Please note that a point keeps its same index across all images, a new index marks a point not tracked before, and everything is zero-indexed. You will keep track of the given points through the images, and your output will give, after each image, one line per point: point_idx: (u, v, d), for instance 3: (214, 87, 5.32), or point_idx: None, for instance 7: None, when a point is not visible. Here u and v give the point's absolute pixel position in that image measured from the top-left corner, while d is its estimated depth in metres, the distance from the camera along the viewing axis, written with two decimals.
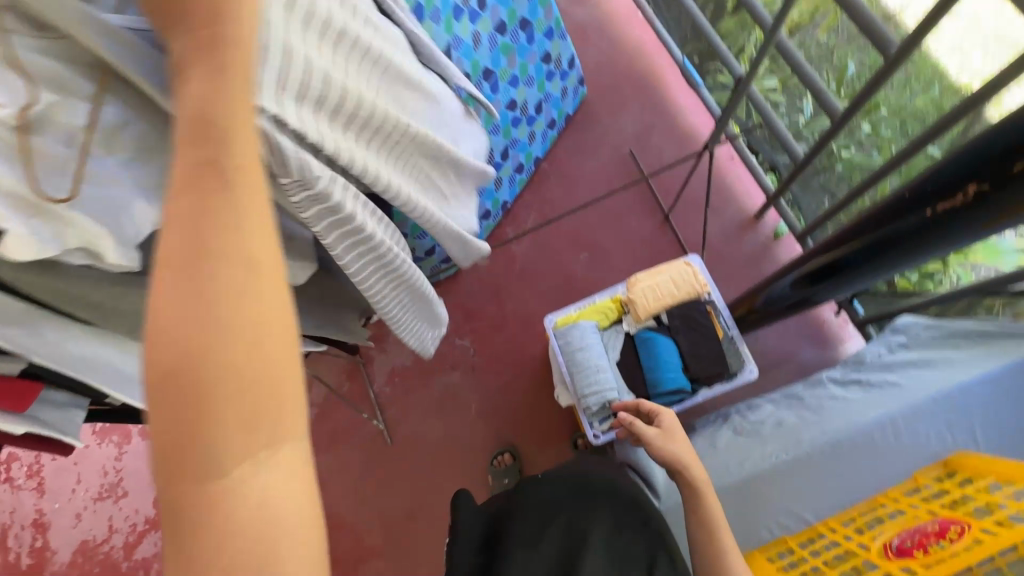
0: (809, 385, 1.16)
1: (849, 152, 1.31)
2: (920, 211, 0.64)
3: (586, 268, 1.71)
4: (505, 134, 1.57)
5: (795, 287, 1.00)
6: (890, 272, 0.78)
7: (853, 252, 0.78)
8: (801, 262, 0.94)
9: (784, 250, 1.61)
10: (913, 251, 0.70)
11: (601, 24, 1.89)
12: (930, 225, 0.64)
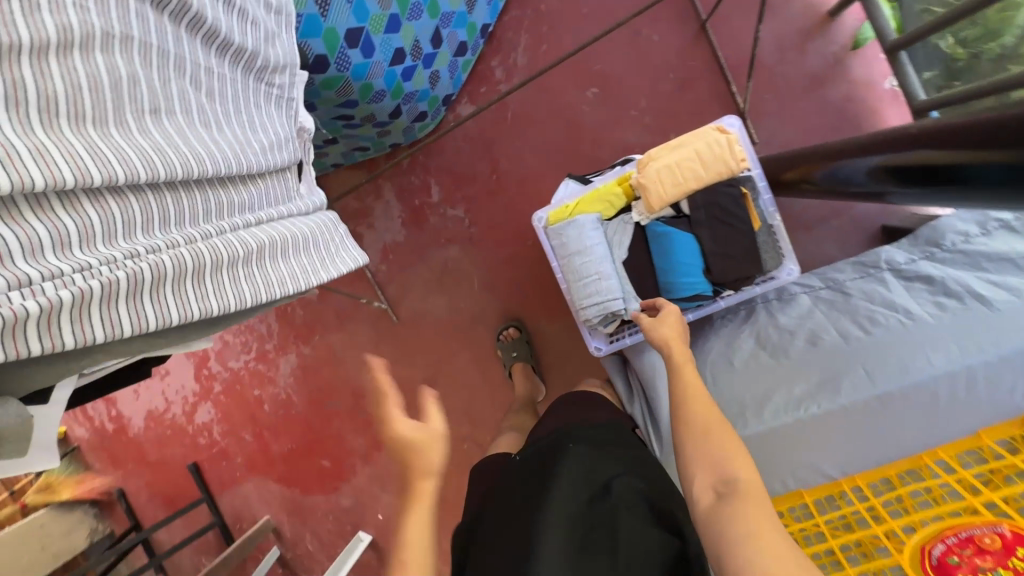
0: (862, 274, 1.00)
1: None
2: None
3: (594, 110, 1.35)
4: None
5: (879, 175, 0.72)
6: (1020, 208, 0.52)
7: (990, 165, 0.50)
8: (904, 149, 0.65)
9: (862, 63, 1.20)
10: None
11: None
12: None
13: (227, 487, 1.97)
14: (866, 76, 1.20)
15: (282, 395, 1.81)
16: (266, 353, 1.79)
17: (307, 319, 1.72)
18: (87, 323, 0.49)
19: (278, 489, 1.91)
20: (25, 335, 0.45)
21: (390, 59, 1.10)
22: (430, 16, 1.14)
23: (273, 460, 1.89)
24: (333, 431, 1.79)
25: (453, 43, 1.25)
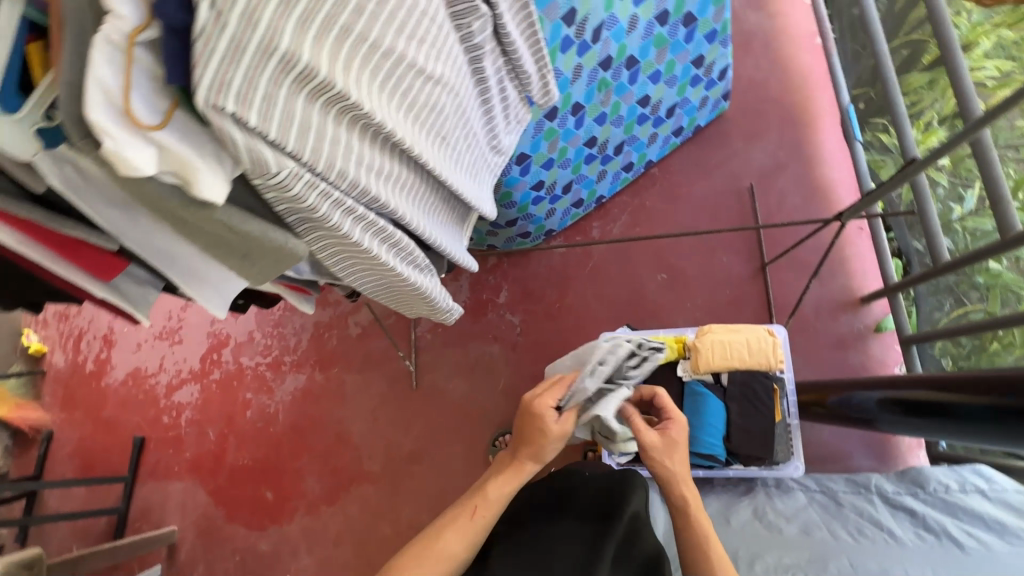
0: (854, 490, 1.09)
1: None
2: None
3: (658, 290, 1.62)
4: (626, 128, 1.50)
5: (885, 406, 0.90)
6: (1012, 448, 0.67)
7: (981, 406, 0.69)
8: (913, 387, 0.84)
9: (881, 346, 1.45)
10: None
11: (769, 39, 1.71)
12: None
13: (157, 477, 1.86)
14: (881, 358, 1.44)
15: (271, 409, 1.82)
16: (280, 364, 1.85)
17: (335, 350, 1.81)
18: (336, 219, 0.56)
19: (205, 502, 1.80)
20: (306, 194, 0.51)
21: (532, 184, 1.42)
22: (571, 171, 1.49)
23: (220, 469, 1.81)
24: (296, 466, 1.75)
25: (575, 196, 1.59)
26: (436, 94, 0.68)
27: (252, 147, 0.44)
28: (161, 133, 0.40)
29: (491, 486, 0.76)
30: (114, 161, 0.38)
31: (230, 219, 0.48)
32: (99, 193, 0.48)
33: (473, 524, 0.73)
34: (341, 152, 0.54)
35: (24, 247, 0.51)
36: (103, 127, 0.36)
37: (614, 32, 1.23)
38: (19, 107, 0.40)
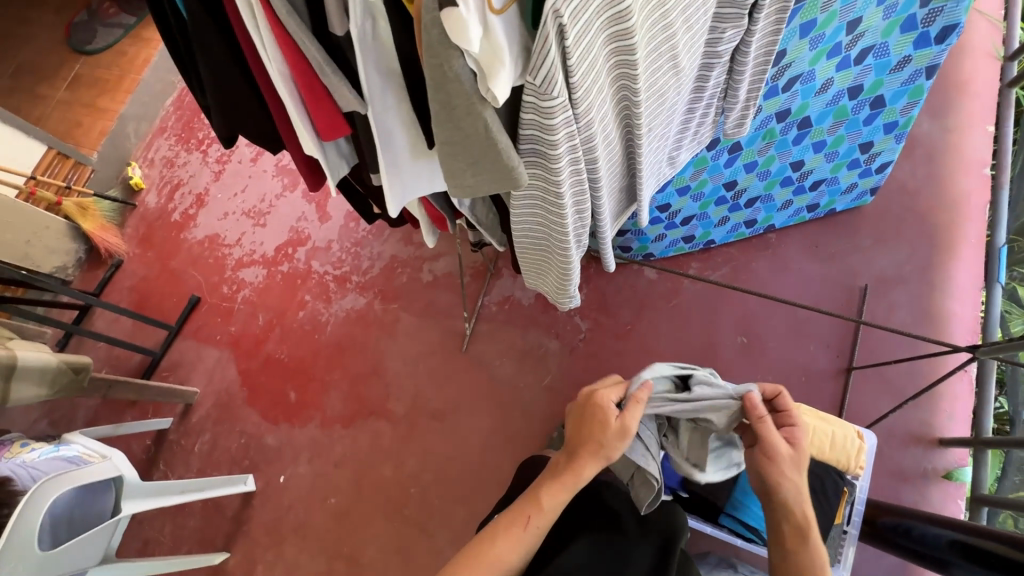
0: None
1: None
2: None
3: (731, 351, 1.58)
4: (767, 185, 1.46)
5: (950, 548, 0.85)
6: None
7: None
8: (987, 537, 0.80)
9: (941, 494, 1.37)
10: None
11: (935, 151, 1.65)
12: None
13: (197, 339, 1.93)
14: (940, 506, 1.37)
15: (322, 318, 1.86)
16: (346, 280, 1.88)
17: (401, 287, 1.84)
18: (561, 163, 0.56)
19: (231, 379, 1.85)
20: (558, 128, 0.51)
21: (659, 204, 1.42)
22: (698, 206, 1.47)
23: (256, 354, 1.87)
24: (326, 379, 1.79)
25: (690, 231, 1.56)
26: (671, 77, 0.67)
27: (552, 69, 0.44)
28: (495, 17, 0.40)
29: (546, 496, 0.72)
30: (453, 26, 0.38)
31: (491, 123, 0.48)
32: (374, 57, 0.50)
33: (525, 532, 0.71)
34: (596, 100, 0.54)
35: (283, 81, 0.53)
36: None
37: (805, 88, 1.20)
38: None
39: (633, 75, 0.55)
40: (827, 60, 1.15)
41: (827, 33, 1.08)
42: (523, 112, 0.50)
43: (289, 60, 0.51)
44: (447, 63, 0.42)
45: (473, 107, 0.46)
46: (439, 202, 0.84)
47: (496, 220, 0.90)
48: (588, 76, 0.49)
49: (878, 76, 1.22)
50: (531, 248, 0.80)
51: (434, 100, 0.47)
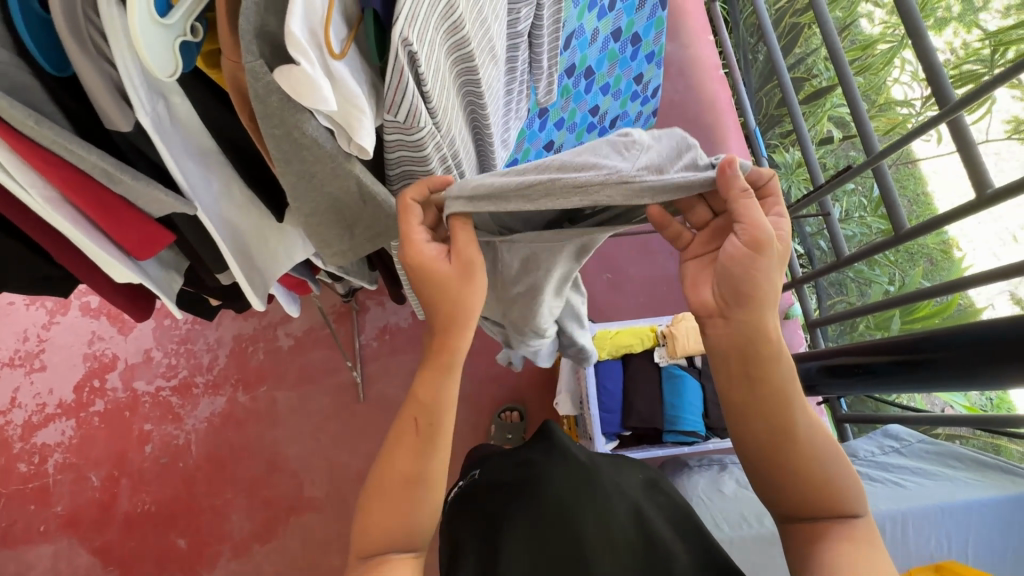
0: None
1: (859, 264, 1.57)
2: (995, 344, 0.66)
3: (604, 290, 1.72)
4: (577, 134, 1.58)
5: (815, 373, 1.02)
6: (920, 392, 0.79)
7: (887, 362, 0.81)
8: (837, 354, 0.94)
9: (786, 331, 1.72)
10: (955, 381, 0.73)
11: (684, 67, 1.94)
12: (1001, 358, 0.65)
13: (11, 544, 1.45)
14: (789, 341, 1.71)
15: (179, 440, 1.54)
16: (190, 386, 1.57)
17: (262, 366, 1.60)
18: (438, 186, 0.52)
19: (88, 566, 1.45)
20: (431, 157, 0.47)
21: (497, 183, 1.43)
22: None
23: (110, 521, 1.48)
24: (217, 503, 1.50)
25: None
26: (494, 61, 0.65)
27: (414, 100, 0.39)
28: (340, 65, 0.33)
29: (421, 385, 0.52)
30: (300, 86, 0.31)
31: (363, 176, 0.42)
32: (179, 140, 0.39)
33: (421, 439, 0.52)
34: (451, 112, 0.50)
35: (58, 212, 0.39)
36: (297, 42, 0.30)
37: (580, 41, 1.30)
38: (168, 12, 0.30)
39: (476, 78, 0.53)
40: (590, 13, 1.25)
41: None
42: (388, 149, 0.45)
43: (55, 184, 0.38)
44: (294, 126, 0.35)
45: (340, 167, 0.39)
46: (299, 269, 0.73)
47: (365, 265, 0.80)
48: (441, 93, 0.45)
49: (630, 17, 1.40)
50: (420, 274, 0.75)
51: (287, 171, 0.39)
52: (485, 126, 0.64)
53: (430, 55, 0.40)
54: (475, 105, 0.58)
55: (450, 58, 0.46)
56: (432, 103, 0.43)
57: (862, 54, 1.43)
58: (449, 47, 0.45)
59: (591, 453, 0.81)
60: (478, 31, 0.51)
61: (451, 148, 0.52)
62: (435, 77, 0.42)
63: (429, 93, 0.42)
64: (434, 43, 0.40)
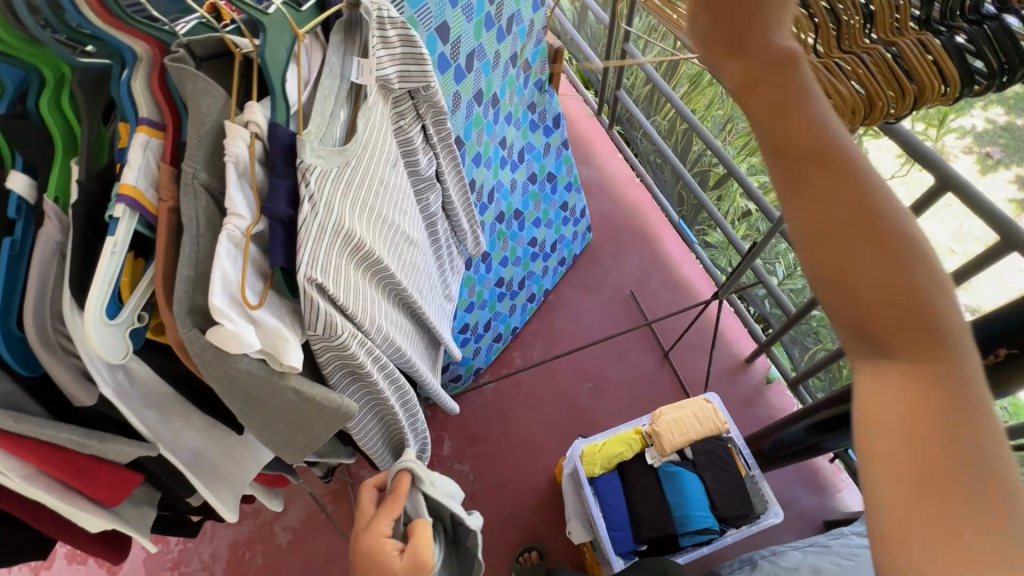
0: (833, 536, 1.06)
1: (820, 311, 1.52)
2: None
3: (589, 399, 1.74)
4: (524, 266, 1.73)
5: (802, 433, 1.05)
6: None
7: None
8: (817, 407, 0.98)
9: (774, 395, 1.74)
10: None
11: (603, 184, 2.20)
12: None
13: None
14: (779, 403, 1.72)
15: None
16: None
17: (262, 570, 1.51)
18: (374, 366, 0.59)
19: None
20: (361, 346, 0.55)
21: (459, 327, 1.52)
22: (488, 309, 1.64)
23: None
24: None
25: (494, 331, 1.71)
26: (413, 250, 0.78)
27: (328, 316, 0.49)
28: (257, 311, 0.42)
29: None
30: (228, 341, 0.40)
31: (300, 384, 0.49)
32: (139, 398, 0.46)
33: None
34: (373, 307, 0.59)
35: (33, 485, 0.44)
36: (220, 308, 0.39)
37: (502, 192, 1.50)
38: (119, 312, 0.39)
39: (391, 273, 0.64)
40: (503, 170, 1.47)
41: (492, 155, 1.38)
42: (318, 353, 0.53)
43: (31, 462, 0.43)
44: (231, 365, 0.43)
45: (277, 383, 0.46)
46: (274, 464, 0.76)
47: (339, 442, 0.84)
48: (358, 297, 0.55)
49: (540, 162, 1.64)
50: (387, 436, 0.80)
51: (232, 400, 0.45)
52: (416, 302, 0.74)
53: (338, 276, 0.51)
54: (398, 290, 0.69)
55: (362, 269, 0.57)
56: (350, 308, 0.53)
57: (747, 140, 1.59)
58: (358, 259, 0.56)
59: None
60: (382, 237, 0.64)
61: (381, 334, 0.61)
62: (348, 290, 0.52)
63: (342, 304, 0.51)
64: (341, 264, 0.51)
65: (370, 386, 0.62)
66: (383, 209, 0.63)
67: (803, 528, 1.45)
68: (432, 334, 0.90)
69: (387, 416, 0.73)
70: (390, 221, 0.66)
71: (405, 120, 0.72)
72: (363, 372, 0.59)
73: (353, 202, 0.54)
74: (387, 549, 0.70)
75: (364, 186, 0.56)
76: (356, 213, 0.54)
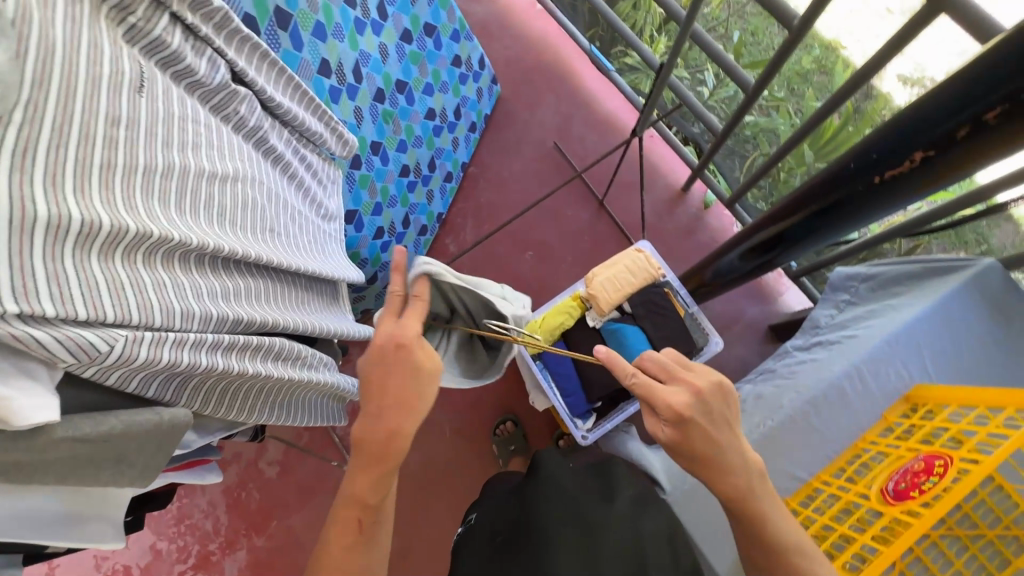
0: (780, 355, 1.08)
1: (753, 117, 1.38)
2: (866, 178, 0.62)
3: (532, 267, 1.69)
4: (429, 145, 1.52)
5: (746, 257, 1.02)
6: (842, 233, 0.78)
7: (799, 223, 0.81)
8: (756, 230, 0.94)
9: (713, 218, 1.70)
10: (851, 222, 0.73)
11: (501, 20, 1.87)
12: (866, 195, 0.64)
13: None
14: (719, 225, 1.69)
15: None
16: (208, 557, 1.53)
17: (263, 503, 1.58)
18: (200, 357, 0.51)
19: None
20: (161, 348, 0.46)
21: (373, 234, 1.38)
22: (402, 205, 1.47)
23: None
24: None
25: (416, 224, 1.57)
26: (240, 191, 0.65)
27: (61, 338, 0.38)
28: None
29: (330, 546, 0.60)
30: None
31: (74, 429, 0.40)
32: None
33: None
34: (173, 293, 0.49)
35: None
36: None
37: (373, 64, 1.24)
38: None
39: (194, 241, 0.51)
40: (364, 35, 1.19)
41: (340, 20, 1.11)
42: (99, 377, 0.44)
43: None
44: None
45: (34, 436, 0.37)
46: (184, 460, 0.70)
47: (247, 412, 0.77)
48: (132, 295, 0.45)
49: (411, 13, 1.33)
50: (290, 398, 0.73)
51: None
52: (258, 254, 0.63)
53: (70, 285, 0.40)
54: (227, 251, 0.57)
55: (134, 255, 0.46)
56: (117, 315, 0.43)
57: None
58: (117, 248, 0.44)
59: (580, 476, 0.81)
60: (159, 199, 0.51)
61: (202, 318, 0.51)
62: (99, 295, 0.42)
63: (93, 317, 0.41)
64: (73, 268, 0.41)
65: (212, 374, 0.54)
66: (144, 164, 0.50)
67: (750, 338, 1.52)
68: (311, 272, 0.79)
69: (273, 387, 0.66)
70: (172, 172, 0.53)
71: (135, 14, 0.52)
72: (184, 370, 0.50)
73: (66, 179, 0.41)
74: (420, 350, 0.65)
75: (78, 147, 0.43)
76: (77, 192, 0.42)
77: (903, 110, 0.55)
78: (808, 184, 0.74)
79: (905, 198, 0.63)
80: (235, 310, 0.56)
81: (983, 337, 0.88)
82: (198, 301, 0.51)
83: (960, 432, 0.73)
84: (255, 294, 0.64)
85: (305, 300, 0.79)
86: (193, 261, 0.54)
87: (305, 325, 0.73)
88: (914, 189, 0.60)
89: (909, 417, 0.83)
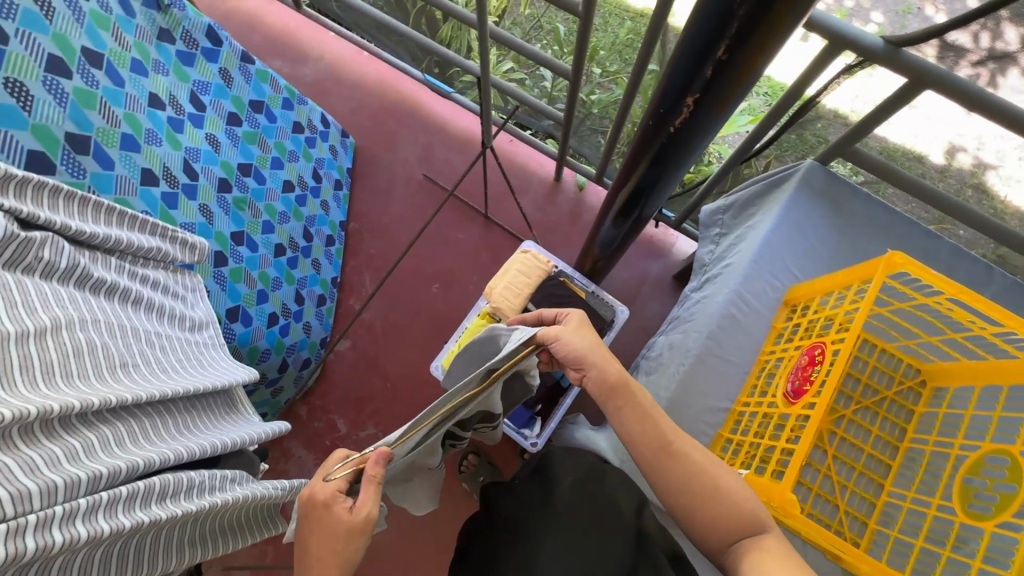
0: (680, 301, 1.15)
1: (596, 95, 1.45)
2: (665, 129, 0.68)
3: (441, 298, 1.68)
4: (297, 216, 1.47)
5: (617, 225, 1.09)
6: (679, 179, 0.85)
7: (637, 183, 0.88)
8: (615, 197, 1.00)
9: (592, 196, 1.78)
10: (675, 170, 0.80)
11: (334, 76, 1.88)
12: (678, 142, 0.70)
13: None
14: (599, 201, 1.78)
15: None
16: None
17: None
18: (50, 533, 0.48)
19: None
20: None
21: (266, 322, 1.32)
22: (288, 283, 1.41)
23: None
24: None
25: (312, 296, 1.52)
26: (68, 339, 0.60)
27: None
28: None
29: None
30: None
31: None
32: None
33: None
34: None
35: None
36: None
37: (206, 156, 1.18)
38: None
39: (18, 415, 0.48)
40: (185, 131, 1.14)
41: (148, 125, 1.06)
42: None
43: None
44: None
45: None
46: None
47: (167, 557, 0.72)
48: None
49: (231, 95, 1.28)
50: (207, 526, 0.69)
51: None
52: (110, 398, 0.58)
53: None
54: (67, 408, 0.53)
55: None
56: None
57: None
58: None
59: (520, 487, 0.81)
60: None
61: (43, 492, 0.48)
62: None
63: None
64: None
65: (82, 543, 0.50)
66: None
67: (660, 293, 1.60)
68: (190, 392, 0.73)
69: (173, 525, 0.62)
70: None
71: None
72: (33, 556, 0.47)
73: None
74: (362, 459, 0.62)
75: None
76: None
77: (666, 65, 0.60)
78: (633, 146, 0.80)
79: (704, 138, 0.69)
80: (93, 467, 0.53)
81: (827, 226, 0.99)
82: (32, 476, 0.48)
83: (829, 318, 0.81)
84: (125, 437, 0.60)
85: (194, 420, 0.75)
86: (27, 434, 0.50)
87: (202, 449, 0.69)
88: (704, 129, 0.66)
89: (792, 320, 0.91)
